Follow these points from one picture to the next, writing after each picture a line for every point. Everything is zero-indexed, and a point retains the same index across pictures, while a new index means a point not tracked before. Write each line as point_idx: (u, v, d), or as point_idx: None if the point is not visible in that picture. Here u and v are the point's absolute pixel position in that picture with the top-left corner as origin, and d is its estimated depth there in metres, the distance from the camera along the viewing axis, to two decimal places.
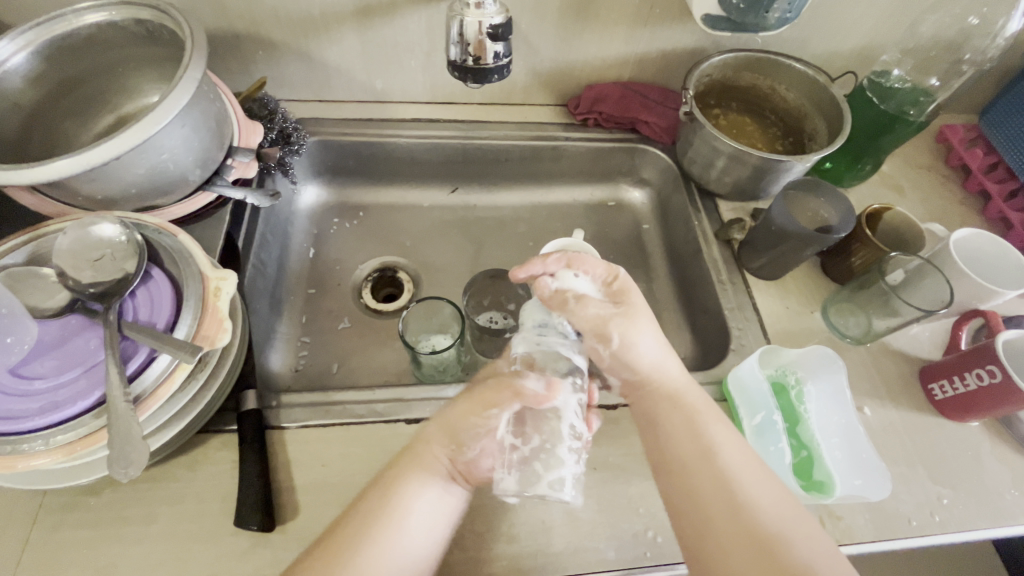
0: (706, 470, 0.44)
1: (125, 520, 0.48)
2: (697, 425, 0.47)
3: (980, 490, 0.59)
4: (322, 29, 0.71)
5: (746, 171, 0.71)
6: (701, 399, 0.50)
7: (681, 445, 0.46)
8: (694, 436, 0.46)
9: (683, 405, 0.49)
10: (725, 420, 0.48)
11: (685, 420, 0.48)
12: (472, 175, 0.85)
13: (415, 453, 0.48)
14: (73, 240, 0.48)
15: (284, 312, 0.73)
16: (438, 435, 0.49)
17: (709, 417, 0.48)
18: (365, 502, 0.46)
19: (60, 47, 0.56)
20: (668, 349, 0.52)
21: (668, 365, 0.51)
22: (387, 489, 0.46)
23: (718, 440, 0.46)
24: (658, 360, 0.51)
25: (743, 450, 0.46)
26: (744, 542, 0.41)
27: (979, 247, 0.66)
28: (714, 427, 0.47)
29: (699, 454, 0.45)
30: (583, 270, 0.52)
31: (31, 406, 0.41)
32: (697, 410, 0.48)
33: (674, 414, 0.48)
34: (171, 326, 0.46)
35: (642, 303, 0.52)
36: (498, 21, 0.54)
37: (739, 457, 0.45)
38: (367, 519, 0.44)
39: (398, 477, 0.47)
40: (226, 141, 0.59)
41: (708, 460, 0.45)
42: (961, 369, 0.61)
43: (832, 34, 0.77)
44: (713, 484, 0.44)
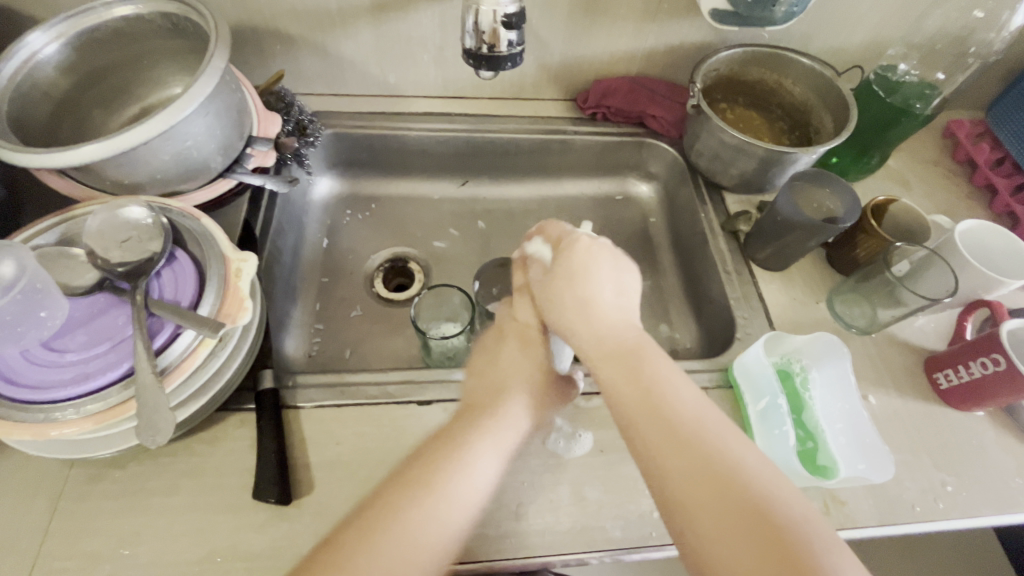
0: (651, 424, 0.43)
1: (148, 492, 0.50)
2: (646, 380, 0.45)
3: (984, 478, 0.59)
4: (338, 23, 0.73)
5: (753, 163, 0.72)
6: (647, 351, 0.47)
7: (630, 399, 0.44)
8: (641, 390, 0.44)
9: (633, 360, 0.46)
10: (676, 372, 0.46)
11: (631, 373, 0.46)
12: (481, 168, 0.87)
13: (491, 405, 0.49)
14: (102, 222, 0.51)
15: (298, 299, 0.75)
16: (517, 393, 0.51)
17: (659, 370, 0.46)
18: (427, 459, 0.44)
19: (89, 38, 0.58)
20: (617, 307, 0.50)
21: (612, 319, 0.50)
22: (466, 438, 0.46)
23: (667, 392, 0.44)
24: (599, 318, 0.50)
25: (694, 401, 0.44)
26: (701, 494, 0.39)
27: (984, 238, 0.67)
28: (664, 379, 0.45)
29: (650, 409, 0.43)
30: (546, 238, 0.58)
31: (63, 377, 0.43)
32: (642, 363, 0.46)
33: (618, 367, 0.46)
34: (195, 304, 0.48)
35: (586, 262, 0.53)
36: (512, 10, 0.56)
37: (689, 408, 0.43)
38: (433, 465, 0.44)
39: (476, 428, 0.47)
40: (246, 130, 0.61)
41: (659, 415, 0.43)
42: (966, 358, 0.62)
43: (838, 29, 0.78)
44: (661, 437, 0.42)
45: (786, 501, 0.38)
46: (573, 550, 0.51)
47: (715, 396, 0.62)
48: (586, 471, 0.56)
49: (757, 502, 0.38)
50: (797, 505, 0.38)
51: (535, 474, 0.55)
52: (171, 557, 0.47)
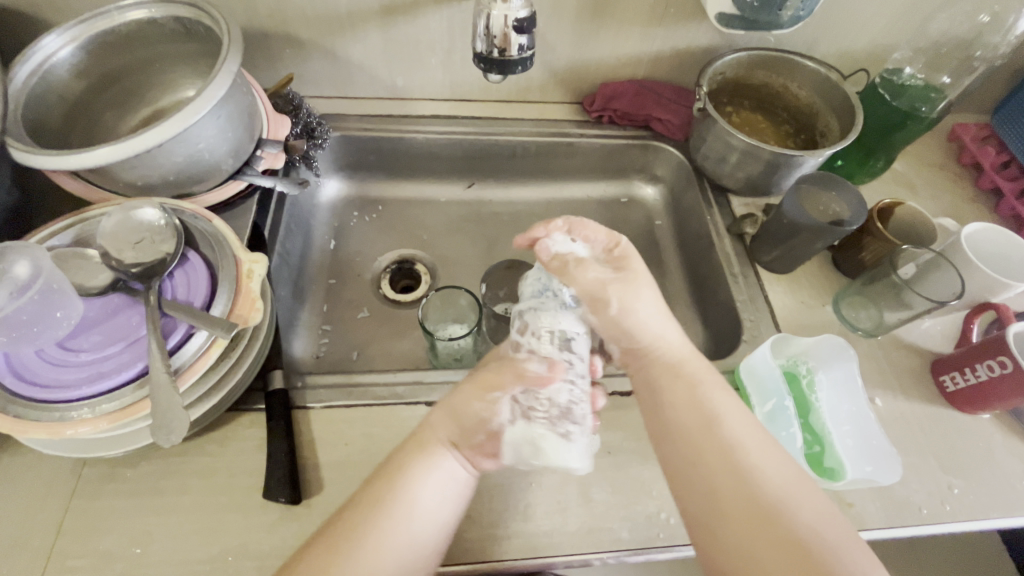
0: (708, 440, 0.44)
1: (159, 491, 0.51)
2: (701, 397, 0.46)
3: (991, 481, 0.59)
4: (347, 27, 0.73)
5: (759, 166, 0.73)
6: (704, 371, 0.49)
7: (687, 413, 0.46)
8: (698, 407, 0.46)
9: (687, 374, 0.48)
10: (727, 390, 0.48)
11: (689, 389, 0.47)
12: (488, 170, 0.88)
13: (421, 437, 0.48)
14: (116, 223, 0.51)
15: (306, 300, 0.76)
16: (444, 417, 0.48)
17: (712, 387, 0.47)
18: (363, 497, 0.45)
19: (103, 41, 0.59)
20: (668, 318, 0.52)
21: (669, 334, 0.51)
22: (395, 473, 0.46)
23: (722, 411, 0.45)
24: (661, 331, 0.51)
25: (745, 423, 0.45)
26: (746, 513, 0.40)
27: (990, 241, 0.67)
28: (718, 398, 0.46)
29: (708, 423, 0.45)
30: (589, 238, 0.55)
31: (78, 376, 0.44)
32: (699, 380, 0.48)
33: (678, 382, 0.48)
34: (208, 305, 0.49)
35: (644, 272, 0.54)
36: (523, 14, 0.56)
37: (741, 431, 0.44)
38: (370, 501, 0.44)
39: (406, 460, 0.46)
40: (256, 133, 0.62)
41: (714, 427, 0.44)
42: (972, 361, 0.62)
43: (844, 33, 0.79)
44: (716, 451, 0.43)
45: (829, 531, 0.39)
46: (581, 551, 0.51)
47: None
48: (594, 472, 0.56)
49: (802, 527, 0.39)
50: (838, 535, 0.39)
51: (543, 475, 0.55)
52: (182, 556, 0.48)
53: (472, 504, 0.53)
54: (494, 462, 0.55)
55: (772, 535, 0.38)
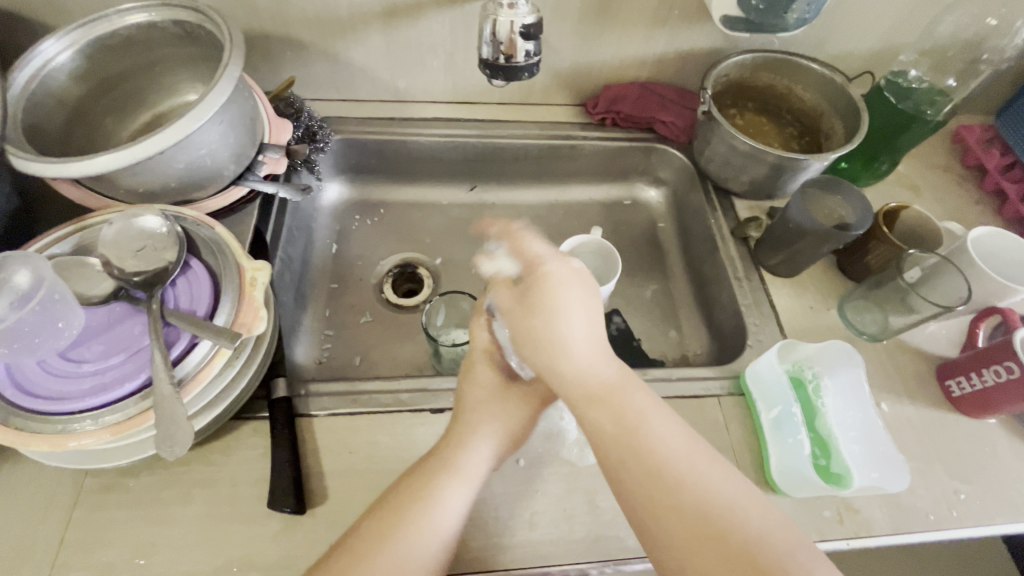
0: (642, 476, 0.41)
1: (162, 502, 0.50)
2: (629, 420, 0.43)
3: (997, 486, 0.59)
4: (348, 30, 0.73)
5: (763, 170, 0.72)
6: (631, 394, 0.45)
7: (613, 444, 0.43)
8: (628, 436, 0.43)
9: (616, 401, 0.45)
10: (656, 405, 0.45)
11: (617, 417, 0.44)
12: (489, 173, 0.87)
13: (446, 460, 0.48)
14: (118, 231, 0.51)
15: (308, 306, 0.75)
16: (485, 438, 0.51)
17: (645, 414, 0.44)
18: (349, 545, 0.42)
19: (102, 45, 0.58)
20: (597, 341, 0.48)
21: (597, 359, 0.47)
22: (408, 500, 0.45)
23: (654, 433, 0.43)
24: (590, 361, 0.46)
25: (681, 443, 0.42)
26: (695, 536, 0.38)
27: (996, 245, 0.67)
28: (649, 420, 0.43)
29: (637, 451, 0.42)
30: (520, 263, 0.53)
31: (81, 387, 0.43)
32: (624, 405, 0.44)
33: (600, 411, 0.44)
34: (211, 314, 0.49)
35: (559, 295, 0.48)
36: (530, 21, 0.56)
37: (679, 452, 0.42)
38: (364, 544, 0.42)
39: (429, 486, 0.46)
40: (258, 137, 0.61)
41: (643, 454, 0.42)
42: (977, 366, 0.62)
43: (850, 34, 0.78)
44: (647, 480, 0.41)
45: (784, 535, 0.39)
46: (584, 560, 0.51)
47: (727, 404, 0.62)
48: (600, 479, 0.55)
49: (752, 540, 0.38)
50: (793, 537, 0.39)
51: (548, 483, 0.55)
52: (186, 566, 0.47)
53: (477, 513, 0.52)
54: (499, 471, 0.55)
55: (722, 558, 0.37)
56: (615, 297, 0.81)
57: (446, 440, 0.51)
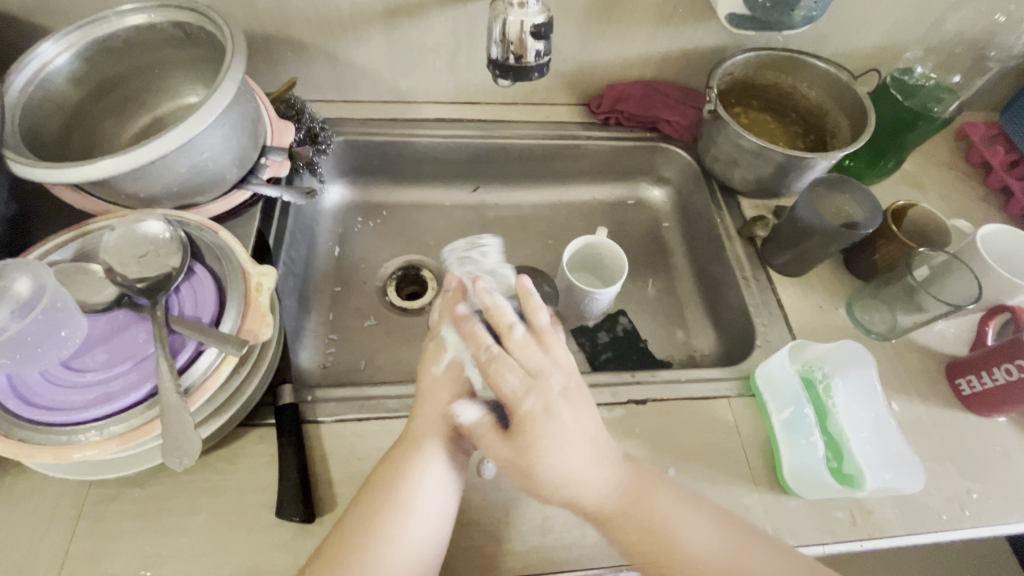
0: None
1: (168, 512, 0.49)
2: (643, 500, 0.49)
3: (1009, 485, 0.59)
4: (350, 30, 0.72)
5: (770, 169, 0.72)
6: (647, 495, 0.49)
7: (648, 556, 0.47)
8: (641, 516, 0.48)
9: (638, 505, 0.49)
10: (662, 479, 0.51)
11: (649, 531, 0.48)
12: (492, 174, 0.86)
13: (414, 434, 0.50)
14: (120, 236, 0.50)
15: (311, 309, 0.74)
16: (432, 409, 0.51)
17: (653, 489, 0.50)
18: (344, 529, 0.45)
19: (100, 47, 0.57)
20: (594, 453, 0.49)
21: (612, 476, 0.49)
22: (387, 479, 0.48)
23: (678, 527, 0.48)
24: (586, 472, 0.48)
25: (713, 537, 0.48)
26: None
27: (1005, 242, 0.66)
28: (666, 511, 0.49)
29: (657, 533, 0.47)
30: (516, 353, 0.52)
31: (85, 397, 0.43)
32: (645, 500, 0.49)
33: (631, 528, 0.48)
34: (217, 321, 0.48)
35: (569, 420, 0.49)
36: (540, 20, 0.55)
37: (697, 527, 0.48)
38: (357, 522, 0.45)
39: (401, 464, 0.48)
40: (260, 140, 0.60)
41: (667, 539, 0.47)
42: (988, 364, 0.61)
43: (855, 31, 0.78)
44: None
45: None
46: (598, 565, 0.51)
47: (738, 405, 0.61)
48: None
49: None
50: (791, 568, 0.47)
51: None
52: None
53: (491, 519, 0.52)
54: (511, 475, 0.54)
55: None
56: (620, 298, 0.80)
57: (412, 415, 0.52)
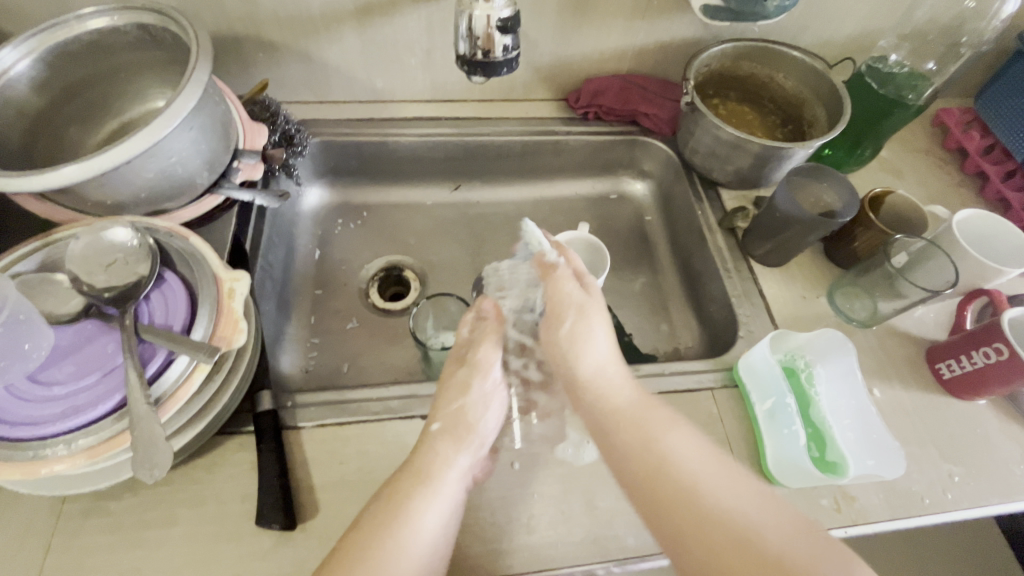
0: (671, 492, 0.43)
1: (145, 524, 0.48)
2: (649, 434, 0.46)
3: (990, 468, 0.60)
4: (321, 29, 0.71)
5: (748, 160, 0.72)
6: (651, 418, 0.48)
7: (637, 467, 0.45)
8: (639, 427, 0.47)
9: (638, 425, 0.47)
10: (678, 422, 0.48)
11: (644, 444, 0.46)
12: (473, 171, 0.86)
13: (421, 468, 0.48)
14: (86, 245, 0.49)
15: (291, 314, 0.73)
16: (450, 444, 0.50)
17: (662, 428, 0.47)
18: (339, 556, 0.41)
19: (63, 52, 0.56)
20: (615, 355, 0.53)
21: (621, 389, 0.50)
22: (392, 510, 0.44)
23: (670, 449, 0.45)
24: (613, 379, 0.51)
25: (699, 461, 0.44)
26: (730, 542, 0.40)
27: (980, 227, 0.67)
28: (666, 440, 0.46)
29: (656, 465, 0.44)
30: (547, 287, 0.57)
31: (51, 411, 0.42)
32: (648, 427, 0.47)
33: (629, 434, 0.47)
34: (188, 328, 0.47)
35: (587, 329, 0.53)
36: (506, 14, 0.54)
37: (696, 468, 0.44)
38: (352, 550, 0.42)
39: (406, 499, 0.45)
40: (232, 143, 0.59)
41: (665, 468, 0.44)
42: (967, 348, 0.62)
43: (830, 21, 0.78)
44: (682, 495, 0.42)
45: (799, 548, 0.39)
46: (584, 561, 0.50)
47: (722, 396, 0.61)
48: (597, 478, 0.55)
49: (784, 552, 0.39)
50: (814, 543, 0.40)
51: (544, 485, 0.54)
52: None
53: (475, 520, 0.51)
54: (495, 475, 0.54)
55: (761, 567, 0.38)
56: (604, 293, 0.80)
57: (419, 449, 0.50)
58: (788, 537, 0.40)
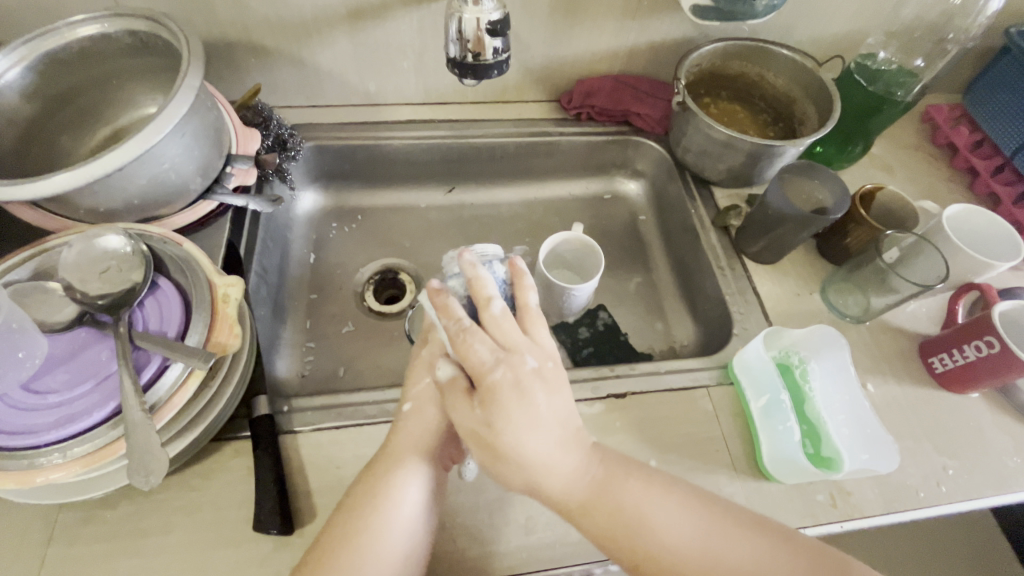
0: (662, 565, 0.43)
1: (142, 531, 0.48)
2: (630, 505, 0.44)
3: (983, 460, 0.60)
4: (313, 34, 0.71)
5: (740, 158, 0.72)
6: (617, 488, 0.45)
7: (619, 543, 0.44)
8: (610, 503, 0.44)
9: (611, 499, 0.44)
10: (653, 485, 0.46)
11: (623, 520, 0.44)
12: (467, 174, 0.86)
13: (394, 449, 0.48)
14: (79, 253, 0.49)
15: (287, 318, 0.73)
16: (416, 425, 0.49)
17: (641, 494, 0.45)
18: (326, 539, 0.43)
19: (54, 60, 0.56)
20: (562, 437, 0.43)
21: (575, 467, 0.44)
22: (368, 491, 0.45)
23: (653, 515, 0.44)
24: (552, 461, 0.42)
25: (688, 521, 0.45)
26: None
27: (970, 221, 0.68)
28: (642, 505, 0.45)
29: (639, 534, 0.44)
30: (489, 329, 0.44)
31: (46, 419, 0.41)
32: (621, 496, 0.44)
33: (602, 517, 0.44)
34: (183, 334, 0.47)
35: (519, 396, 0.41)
36: (496, 17, 0.55)
37: (678, 526, 0.44)
38: (334, 540, 0.43)
39: (381, 478, 0.46)
40: (225, 149, 0.59)
41: (649, 539, 0.43)
42: (959, 342, 0.62)
43: (819, 19, 0.79)
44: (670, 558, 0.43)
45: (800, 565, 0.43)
46: (581, 560, 0.50)
47: (717, 393, 0.62)
48: None
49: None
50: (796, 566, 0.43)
51: None
52: None
53: (473, 521, 0.51)
54: (492, 476, 0.54)
55: None
56: (599, 292, 0.80)
57: (395, 429, 0.50)
58: (784, 568, 0.43)
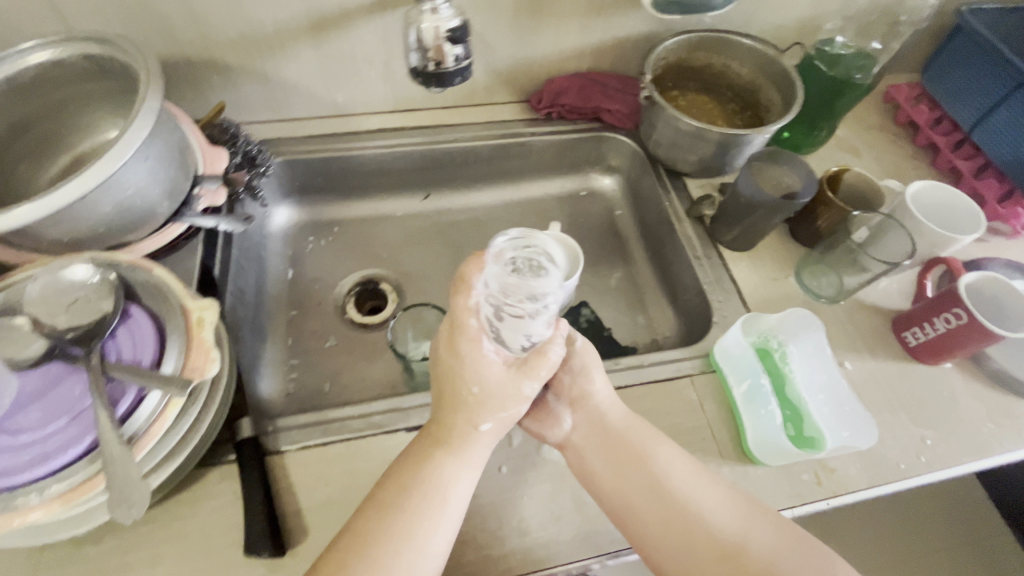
0: (655, 513, 0.50)
1: (129, 565, 0.47)
2: (643, 458, 0.52)
3: (959, 428, 0.62)
4: (276, 48, 0.70)
5: (710, 149, 0.73)
6: (640, 431, 0.53)
7: (629, 493, 0.51)
8: (633, 453, 0.52)
9: (632, 449, 0.52)
10: (669, 446, 0.53)
11: (639, 469, 0.51)
12: (443, 179, 0.86)
13: (452, 443, 0.49)
14: (44, 287, 0.48)
15: (268, 337, 0.72)
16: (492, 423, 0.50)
17: (657, 451, 0.52)
18: (354, 529, 0.45)
19: (7, 89, 0.54)
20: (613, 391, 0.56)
21: (616, 409, 0.54)
22: (408, 489, 0.47)
23: (661, 471, 0.51)
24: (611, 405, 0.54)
25: (689, 479, 0.51)
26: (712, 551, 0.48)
27: (933, 196, 0.70)
28: (656, 459, 0.52)
29: (650, 484, 0.50)
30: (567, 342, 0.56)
31: (21, 459, 0.41)
32: (641, 447, 0.52)
33: (621, 460, 0.52)
34: (159, 362, 0.46)
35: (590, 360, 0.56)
36: (454, 25, 0.55)
37: (680, 482, 0.51)
38: (366, 529, 0.45)
39: (434, 466, 0.48)
40: (191, 169, 0.58)
41: (658, 488, 0.50)
42: (930, 316, 0.64)
43: (777, 8, 0.80)
44: (669, 512, 0.49)
45: (776, 546, 0.48)
46: (578, 556, 0.51)
47: (700, 382, 0.62)
48: None
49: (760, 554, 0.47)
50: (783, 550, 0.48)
51: (534, 487, 0.54)
52: None
53: (467, 527, 0.51)
54: (484, 482, 0.54)
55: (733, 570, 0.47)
56: (581, 289, 0.81)
57: (455, 427, 0.49)
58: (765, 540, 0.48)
